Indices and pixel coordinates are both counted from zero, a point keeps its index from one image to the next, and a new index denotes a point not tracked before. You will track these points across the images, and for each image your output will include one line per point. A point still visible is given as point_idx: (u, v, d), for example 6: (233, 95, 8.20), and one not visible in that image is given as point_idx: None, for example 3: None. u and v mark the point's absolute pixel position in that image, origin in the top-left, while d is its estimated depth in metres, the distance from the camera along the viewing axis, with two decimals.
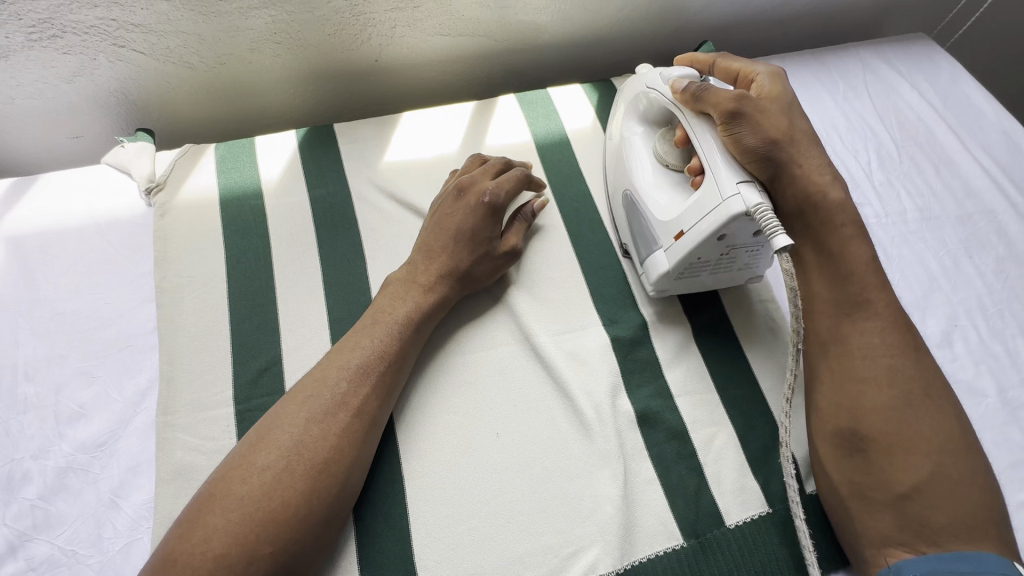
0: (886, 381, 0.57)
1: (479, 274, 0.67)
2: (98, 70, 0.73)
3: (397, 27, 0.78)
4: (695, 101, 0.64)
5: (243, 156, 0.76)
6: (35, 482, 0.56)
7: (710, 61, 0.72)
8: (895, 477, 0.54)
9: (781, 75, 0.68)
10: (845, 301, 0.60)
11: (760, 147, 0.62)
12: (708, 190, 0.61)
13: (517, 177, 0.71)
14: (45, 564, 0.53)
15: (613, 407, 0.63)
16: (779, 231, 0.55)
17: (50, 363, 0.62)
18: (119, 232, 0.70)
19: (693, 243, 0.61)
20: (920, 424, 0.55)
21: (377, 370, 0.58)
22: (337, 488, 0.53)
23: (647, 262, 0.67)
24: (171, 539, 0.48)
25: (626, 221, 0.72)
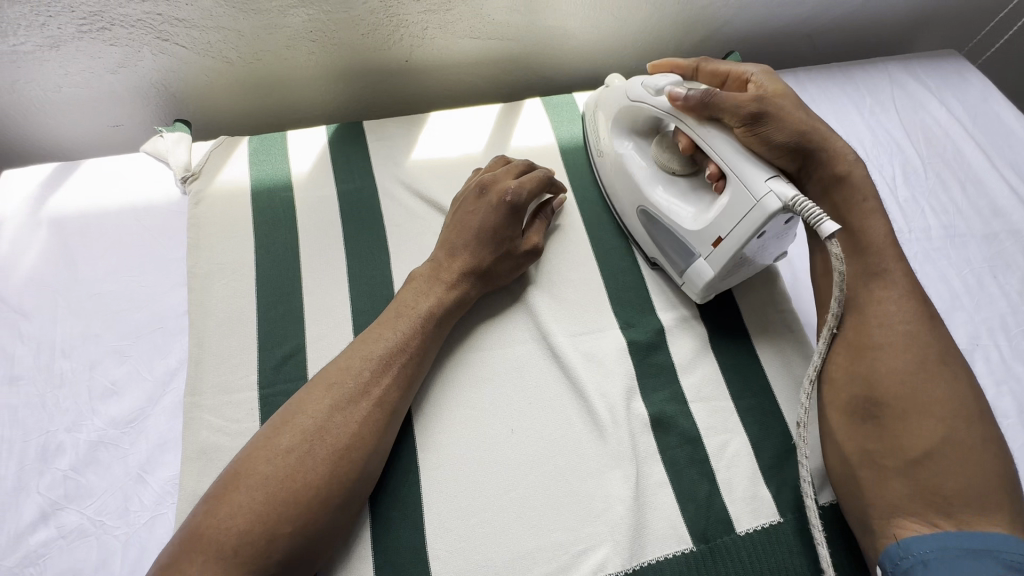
0: (901, 349, 0.58)
1: (501, 272, 0.68)
2: (142, 63, 0.76)
3: (428, 29, 0.80)
4: (703, 107, 0.64)
5: (276, 149, 0.78)
6: (68, 454, 0.59)
7: (693, 66, 0.73)
8: (907, 443, 0.55)
9: (769, 70, 0.70)
10: (863, 271, 0.62)
11: (789, 141, 0.64)
12: (740, 192, 0.62)
13: (540, 178, 0.71)
14: (74, 533, 0.55)
15: (627, 409, 0.63)
16: (824, 216, 0.57)
17: (85, 341, 0.65)
18: (154, 218, 0.73)
19: (736, 246, 0.62)
20: (934, 391, 0.56)
21: (399, 362, 0.60)
22: (359, 473, 0.54)
23: (686, 274, 0.68)
24: (198, 513, 0.50)
25: (642, 232, 0.72)
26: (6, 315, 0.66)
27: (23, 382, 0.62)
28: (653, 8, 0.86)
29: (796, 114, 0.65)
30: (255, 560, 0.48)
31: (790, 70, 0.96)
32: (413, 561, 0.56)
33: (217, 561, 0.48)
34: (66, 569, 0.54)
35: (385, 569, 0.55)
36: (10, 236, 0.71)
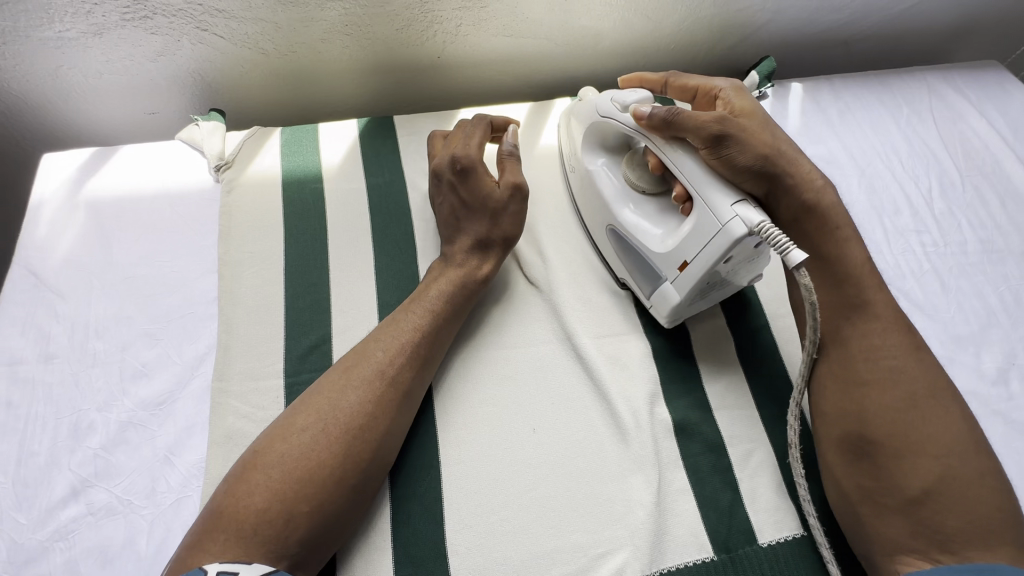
0: (888, 384, 0.56)
1: (496, 226, 0.68)
2: (180, 52, 0.77)
3: (462, 26, 0.80)
4: (666, 127, 0.62)
5: (307, 141, 0.79)
6: (99, 433, 0.60)
7: (662, 80, 0.73)
8: (904, 481, 0.53)
9: (740, 83, 0.68)
10: (843, 303, 0.60)
11: (752, 167, 0.61)
12: (704, 216, 0.59)
13: (479, 132, 0.71)
14: (103, 510, 0.56)
15: (650, 414, 0.63)
16: (790, 244, 0.52)
17: (119, 324, 0.66)
18: (189, 205, 0.74)
19: (701, 272, 0.59)
20: (928, 427, 0.54)
21: (412, 344, 0.60)
22: (373, 454, 0.55)
23: (654, 297, 0.66)
24: (220, 494, 0.51)
25: (612, 251, 0.70)
26: (43, 295, 0.67)
27: (58, 360, 0.63)
28: (688, 11, 0.85)
29: (763, 135, 0.62)
30: (274, 539, 0.49)
31: (825, 77, 0.94)
32: (432, 556, 0.55)
33: (237, 540, 0.48)
34: (94, 546, 0.55)
35: (405, 563, 0.55)
36: (49, 218, 0.72)
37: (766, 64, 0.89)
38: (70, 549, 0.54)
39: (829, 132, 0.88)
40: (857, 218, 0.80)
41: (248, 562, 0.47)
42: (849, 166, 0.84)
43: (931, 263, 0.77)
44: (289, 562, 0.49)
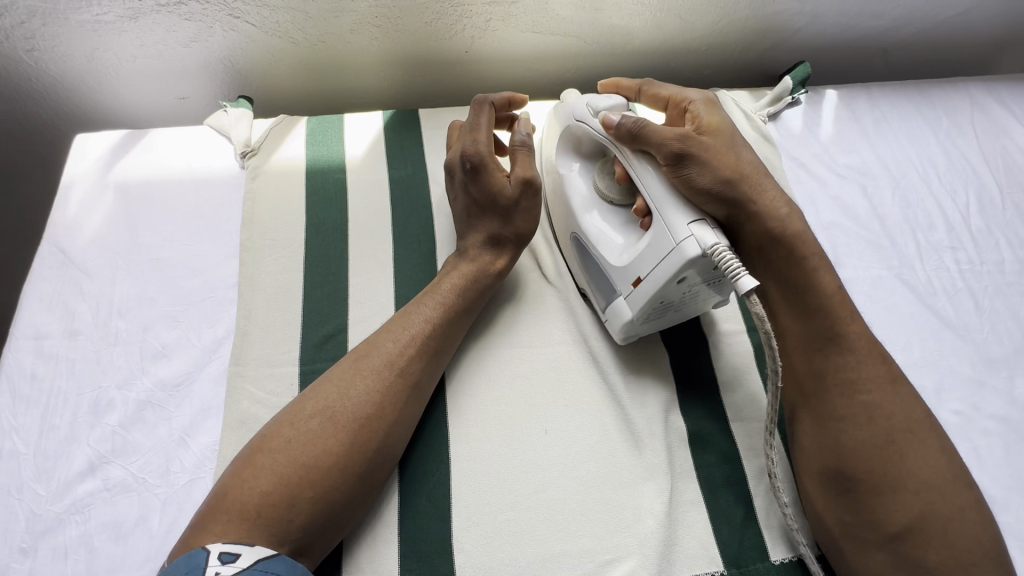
0: (864, 420, 0.55)
1: (508, 223, 0.67)
2: (213, 38, 0.78)
3: (492, 21, 0.80)
4: (632, 138, 0.60)
5: (332, 131, 0.79)
6: (118, 410, 0.61)
7: (636, 87, 0.72)
8: (886, 518, 0.52)
9: (712, 98, 0.68)
10: (816, 335, 0.58)
11: (713, 187, 0.58)
12: (661, 234, 0.57)
13: (487, 119, 0.69)
14: (118, 487, 0.57)
15: (665, 422, 0.62)
16: (742, 272, 0.51)
17: (141, 304, 0.67)
18: (214, 190, 0.75)
19: (654, 289, 0.57)
20: (906, 462, 0.53)
21: (424, 336, 0.60)
22: (380, 443, 0.55)
23: (608, 312, 0.63)
24: (227, 476, 0.51)
25: (578, 265, 0.68)
26: (70, 272, 0.68)
27: (81, 337, 0.65)
28: (723, 12, 0.83)
29: (726, 155, 0.60)
30: (277, 521, 0.49)
31: (861, 84, 0.91)
32: (437, 550, 0.55)
33: (240, 522, 0.48)
34: (108, 521, 0.55)
35: (410, 557, 0.55)
36: (79, 197, 0.74)
37: (802, 69, 0.86)
38: (85, 523, 0.55)
39: (864, 141, 0.85)
40: (889, 232, 0.77)
41: (250, 544, 0.47)
42: (883, 177, 0.82)
43: (965, 281, 0.74)
44: (292, 547, 0.49)
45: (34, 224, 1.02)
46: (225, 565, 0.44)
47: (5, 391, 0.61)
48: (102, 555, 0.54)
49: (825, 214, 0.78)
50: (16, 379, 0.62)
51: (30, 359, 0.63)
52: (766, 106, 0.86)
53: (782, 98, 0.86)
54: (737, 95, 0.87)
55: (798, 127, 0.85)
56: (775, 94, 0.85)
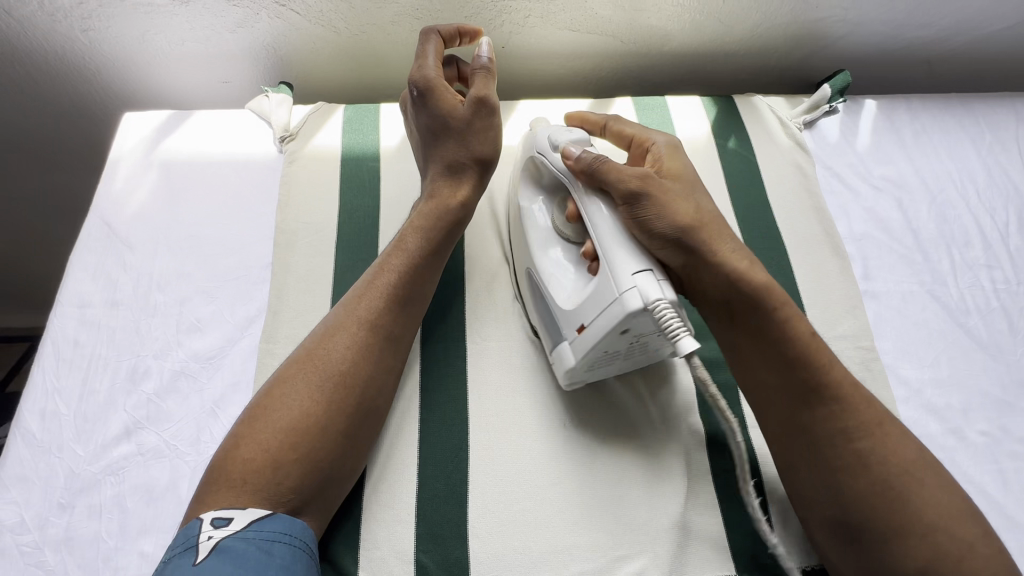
0: (859, 469, 0.52)
1: (466, 149, 0.67)
2: (258, 25, 0.80)
3: (530, 17, 0.80)
4: (588, 175, 0.58)
5: (368, 120, 0.81)
6: (154, 379, 0.63)
7: (602, 122, 0.70)
8: (897, 566, 0.49)
9: (675, 141, 0.65)
10: (789, 389, 0.55)
11: (669, 234, 0.55)
12: (605, 281, 0.54)
13: (433, 46, 0.68)
14: (151, 452, 0.59)
15: (683, 424, 0.62)
16: (683, 333, 0.49)
17: (179, 279, 0.69)
18: (252, 172, 0.77)
19: (595, 340, 0.54)
20: (913, 503, 0.50)
21: (389, 292, 0.61)
22: (354, 399, 0.57)
23: (554, 355, 0.61)
24: (228, 443, 0.53)
25: (533, 302, 0.65)
26: (114, 245, 0.71)
27: (122, 307, 0.67)
28: (762, 17, 0.82)
29: (684, 204, 0.57)
30: (265, 487, 0.50)
31: (902, 95, 0.90)
32: (453, 535, 0.56)
33: (229, 490, 0.50)
34: (141, 484, 0.58)
35: (426, 540, 0.56)
36: (125, 173, 0.76)
37: (840, 78, 0.85)
38: (119, 485, 0.58)
39: (901, 153, 0.83)
40: (923, 246, 0.76)
41: (241, 509, 0.49)
42: (920, 192, 0.80)
43: (1000, 301, 0.72)
44: (288, 507, 0.51)
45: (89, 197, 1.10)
46: (218, 529, 0.47)
47: (49, 354, 0.64)
48: (134, 516, 0.56)
49: (857, 225, 0.77)
50: (60, 344, 0.64)
51: (72, 326, 0.66)
52: (802, 113, 0.85)
53: (819, 106, 0.85)
54: (774, 101, 0.87)
55: (834, 136, 0.84)
56: (812, 102, 0.84)
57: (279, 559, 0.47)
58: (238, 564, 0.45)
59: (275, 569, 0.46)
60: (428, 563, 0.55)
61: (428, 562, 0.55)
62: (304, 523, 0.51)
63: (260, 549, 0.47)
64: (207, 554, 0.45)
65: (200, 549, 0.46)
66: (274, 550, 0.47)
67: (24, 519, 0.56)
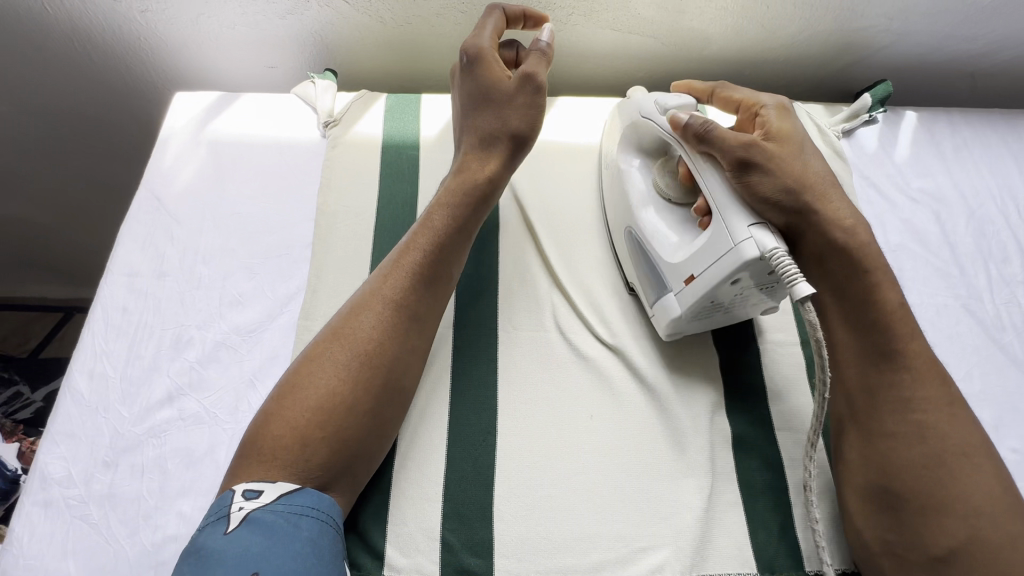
0: (915, 439, 0.53)
1: (503, 124, 0.69)
2: (308, 12, 0.82)
3: (573, 15, 0.81)
4: (698, 140, 0.60)
5: (410, 110, 0.82)
6: (196, 349, 0.65)
7: (708, 90, 0.72)
8: (929, 540, 0.50)
9: (786, 104, 0.66)
10: (871, 351, 0.56)
11: (777, 197, 0.57)
12: (718, 233, 0.56)
13: (494, 20, 0.71)
14: (191, 418, 0.62)
15: (710, 423, 0.63)
16: (799, 278, 0.51)
17: (223, 254, 0.71)
18: (296, 156, 0.79)
19: (706, 288, 0.57)
20: (956, 485, 0.51)
21: (415, 270, 0.62)
22: (381, 377, 0.57)
23: (657, 307, 0.64)
24: (261, 418, 0.55)
25: (627, 255, 0.68)
26: (162, 218, 0.74)
27: (169, 278, 0.70)
28: (805, 24, 0.82)
29: (795, 166, 0.59)
30: (295, 462, 0.51)
31: (944, 109, 0.89)
32: (477, 516, 0.57)
33: (258, 464, 0.51)
34: (181, 448, 0.60)
35: (452, 519, 0.57)
36: (175, 149, 0.79)
37: (882, 88, 0.84)
38: (161, 447, 0.60)
39: (941, 166, 0.83)
40: (959, 260, 0.75)
41: (272, 482, 0.50)
42: (958, 206, 0.80)
43: None
44: (317, 483, 0.52)
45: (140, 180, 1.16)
46: (249, 501, 0.49)
47: (98, 319, 0.66)
48: (173, 477, 0.59)
49: (892, 235, 0.77)
50: (109, 310, 0.67)
51: (122, 293, 0.68)
52: (841, 122, 0.84)
53: (858, 116, 0.85)
54: (812, 108, 0.86)
55: (872, 146, 0.84)
56: (851, 110, 0.84)
57: (306, 532, 0.48)
58: (267, 534, 0.46)
59: (302, 540, 0.48)
60: (454, 542, 0.56)
61: (455, 540, 0.57)
62: (331, 499, 0.53)
63: (288, 521, 0.48)
64: (238, 524, 0.47)
65: (232, 519, 0.47)
66: (302, 522, 0.49)
67: (71, 474, 0.58)
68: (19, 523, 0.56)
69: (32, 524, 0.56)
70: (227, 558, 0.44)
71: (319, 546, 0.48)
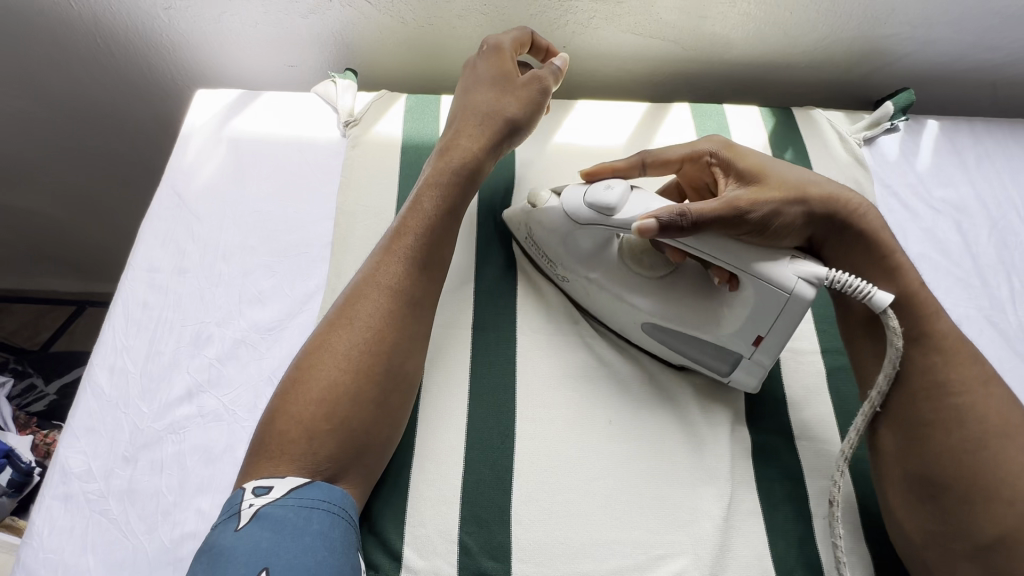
0: (954, 424, 0.53)
1: (502, 111, 0.68)
2: (330, 12, 0.83)
3: (595, 19, 0.81)
4: (687, 231, 0.55)
5: (430, 110, 0.82)
6: (216, 346, 0.65)
7: (637, 163, 0.67)
8: (975, 526, 0.50)
9: (727, 142, 0.64)
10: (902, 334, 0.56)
11: (801, 220, 0.58)
12: (766, 292, 0.55)
13: (522, 32, 0.73)
14: (210, 415, 0.62)
15: (730, 431, 0.62)
16: (870, 289, 0.53)
17: (243, 251, 0.72)
18: (316, 155, 0.79)
19: (782, 338, 0.58)
20: (999, 469, 0.51)
21: (409, 254, 0.62)
22: (382, 364, 0.57)
23: (732, 375, 0.63)
24: (270, 413, 0.55)
25: (655, 343, 0.64)
26: (183, 215, 0.74)
27: (189, 274, 0.70)
28: (828, 31, 0.82)
29: (788, 187, 0.58)
30: (303, 455, 0.52)
31: (966, 118, 0.88)
32: (495, 519, 0.57)
33: (267, 461, 0.51)
34: (199, 444, 0.60)
35: (470, 522, 0.57)
36: (196, 146, 0.79)
37: (904, 96, 0.84)
38: (180, 443, 0.60)
39: (963, 175, 0.82)
40: (982, 271, 0.75)
41: (282, 477, 0.50)
42: (981, 216, 0.79)
43: None
44: (327, 474, 0.52)
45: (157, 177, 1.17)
46: (259, 497, 0.49)
47: (119, 315, 0.67)
48: (192, 474, 0.59)
49: (914, 244, 0.76)
50: (130, 306, 0.68)
51: (143, 289, 0.69)
52: (862, 129, 0.84)
53: (879, 124, 0.84)
54: (833, 115, 0.86)
55: (894, 154, 0.83)
56: (873, 118, 0.84)
57: (317, 525, 0.48)
58: (276, 530, 0.46)
59: (312, 535, 0.47)
60: (471, 544, 0.56)
61: (472, 543, 0.56)
62: (343, 491, 0.53)
63: (298, 515, 0.48)
64: (248, 520, 0.47)
65: (242, 515, 0.47)
66: (312, 516, 0.48)
67: (91, 469, 0.59)
68: (40, 516, 0.56)
69: (52, 517, 0.56)
70: (237, 555, 0.44)
71: (331, 538, 0.48)
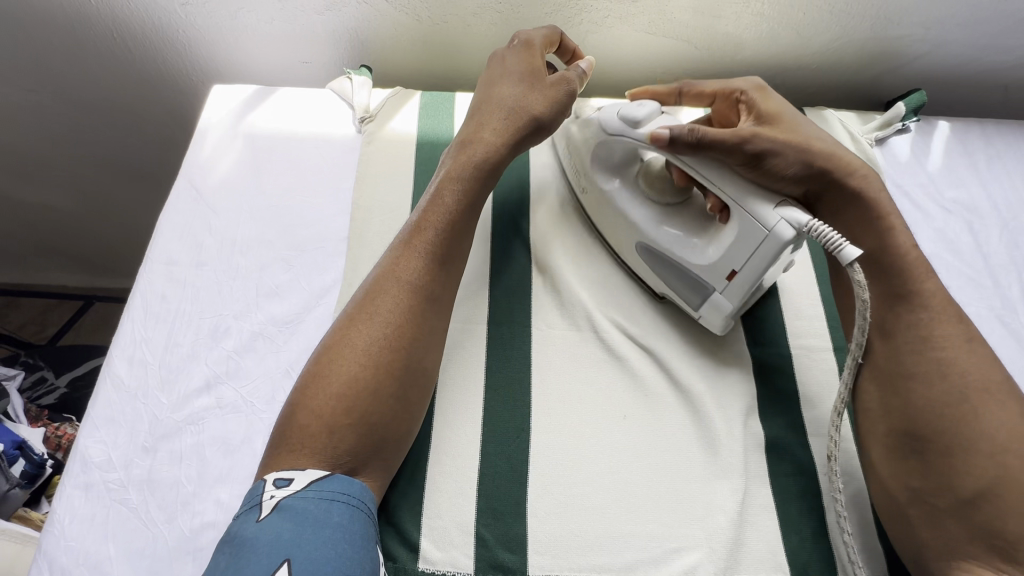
0: (937, 378, 0.53)
1: (529, 108, 0.69)
2: (346, 9, 0.83)
3: (609, 18, 0.82)
4: (694, 148, 0.59)
5: (444, 108, 0.83)
6: (233, 338, 0.66)
7: (674, 91, 0.71)
8: (957, 482, 0.50)
9: (761, 84, 0.67)
10: (888, 295, 0.57)
11: (799, 171, 0.60)
12: (746, 223, 0.57)
13: (549, 31, 0.73)
14: (229, 406, 0.62)
15: (744, 426, 0.63)
16: (844, 243, 0.53)
17: (260, 245, 0.72)
18: (332, 150, 0.80)
19: (755, 279, 0.59)
20: (980, 424, 0.51)
21: (429, 250, 0.62)
22: (402, 360, 0.57)
23: (702, 309, 0.65)
24: (291, 409, 0.55)
25: (644, 266, 0.68)
26: (200, 209, 0.75)
27: (206, 267, 0.70)
28: (840, 32, 0.83)
29: (799, 137, 0.60)
30: (324, 449, 0.52)
31: (977, 120, 0.89)
32: (511, 510, 0.58)
33: (291, 454, 0.52)
34: (218, 435, 0.61)
35: (486, 515, 0.58)
36: (213, 141, 0.80)
37: (916, 97, 0.84)
38: (199, 434, 0.61)
39: (974, 177, 0.83)
40: (992, 271, 0.75)
41: (302, 470, 0.50)
42: (991, 216, 0.79)
43: None
44: (346, 468, 0.53)
45: (170, 172, 1.18)
46: (280, 489, 0.49)
47: (138, 307, 0.68)
48: (211, 465, 0.59)
49: (925, 244, 0.77)
50: (148, 298, 0.68)
51: (161, 282, 0.69)
52: (874, 130, 0.84)
53: (891, 124, 0.85)
54: (845, 116, 0.86)
55: (905, 154, 0.84)
56: (885, 119, 0.84)
57: (338, 518, 0.48)
58: (298, 521, 0.46)
59: (333, 526, 0.47)
60: (488, 536, 0.57)
61: (488, 535, 0.57)
62: (362, 484, 0.53)
63: (319, 507, 0.48)
64: (270, 511, 0.47)
65: (264, 506, 0.48)
66: (333, 508, 0.48)
67: (111, 459, 0.59)
68: (61, 504, 0.57)
69: (73, 506, 0.57)
70: (259, 543, 0.44)
71: (351, 531, 0.48)
